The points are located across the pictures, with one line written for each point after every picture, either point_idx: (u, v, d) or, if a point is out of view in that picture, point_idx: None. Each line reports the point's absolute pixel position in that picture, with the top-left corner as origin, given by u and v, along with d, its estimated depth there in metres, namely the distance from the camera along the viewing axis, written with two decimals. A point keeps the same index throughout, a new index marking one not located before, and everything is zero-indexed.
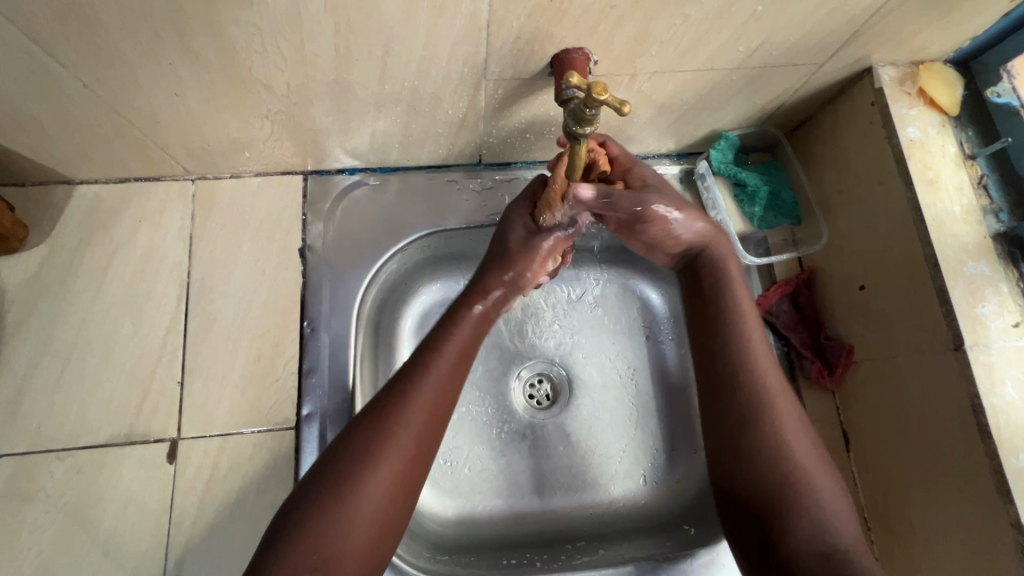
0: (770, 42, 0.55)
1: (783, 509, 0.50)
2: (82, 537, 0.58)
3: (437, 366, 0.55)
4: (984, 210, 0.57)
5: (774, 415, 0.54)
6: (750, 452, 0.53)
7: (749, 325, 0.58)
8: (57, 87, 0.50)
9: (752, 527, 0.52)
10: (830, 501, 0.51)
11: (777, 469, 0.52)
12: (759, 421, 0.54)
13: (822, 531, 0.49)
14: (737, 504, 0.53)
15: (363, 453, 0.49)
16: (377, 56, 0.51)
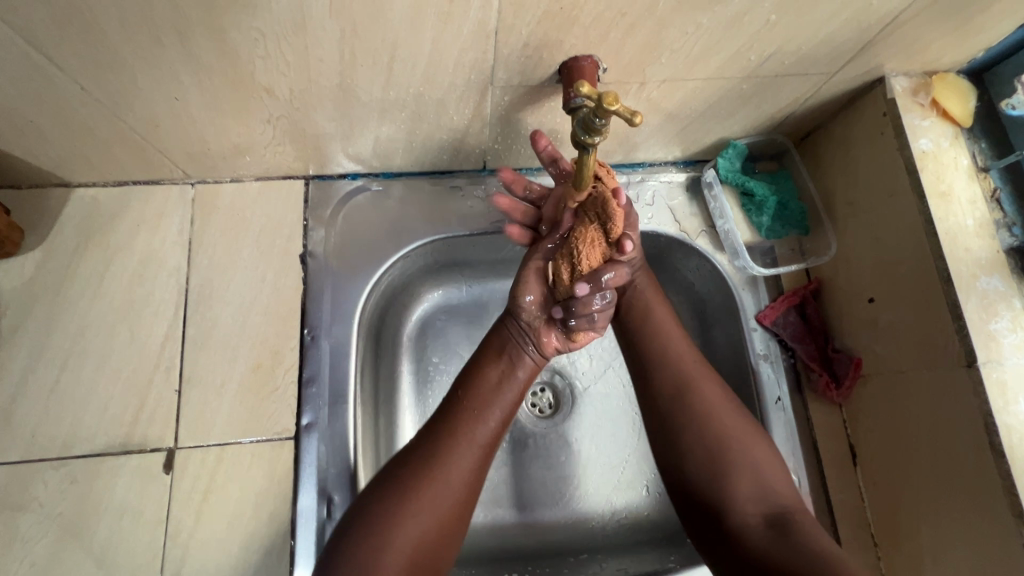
0: (782, 51, 0.54)
1: (730, 490, 0.56)
2: (75, 548, 0.57)
3: (475, 402, 0.57)
4: (997, 224, 0.56)
5: (706, 403, 0.59)
6: (689, 443, 0.58)
7: (669, 331, 0.63)
8: (54, 90, 0.49)
9: (704, 511, 0.56)
10: (767, 470, 0.57)
11: (717, 452, 0.57)
12: (694, 412, 0.58)
13: (765, 499, 0.55)
14: (687, 492, 0.58)
15: (408, 486, 0.52)
16: (382, 62, 0.50)
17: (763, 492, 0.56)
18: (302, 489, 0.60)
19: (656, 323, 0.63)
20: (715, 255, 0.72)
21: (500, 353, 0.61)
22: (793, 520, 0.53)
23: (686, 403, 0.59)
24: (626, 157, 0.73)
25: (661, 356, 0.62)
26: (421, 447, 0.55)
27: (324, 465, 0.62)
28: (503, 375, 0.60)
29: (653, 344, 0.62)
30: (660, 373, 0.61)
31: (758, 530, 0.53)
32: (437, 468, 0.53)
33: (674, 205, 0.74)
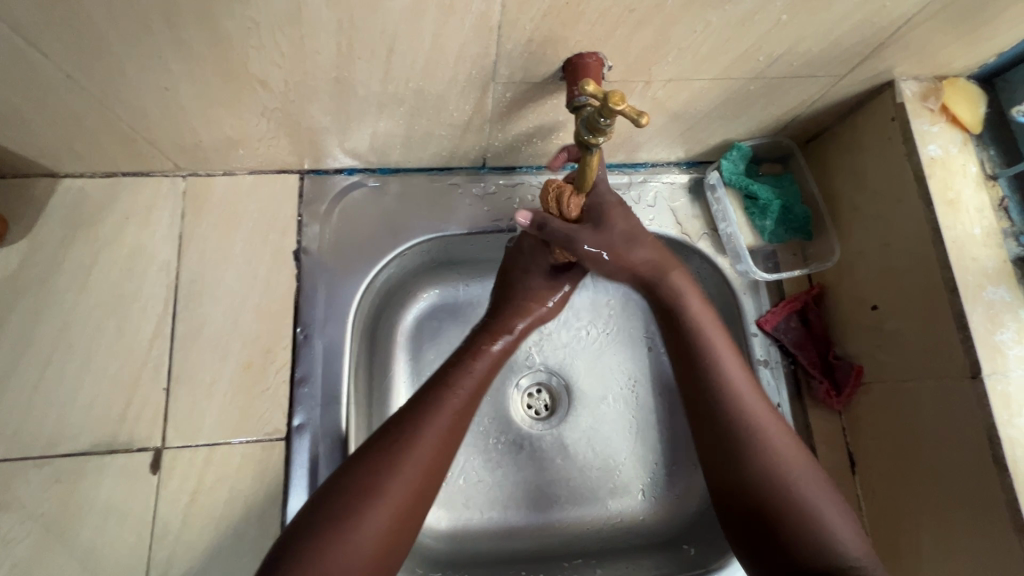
0: (792, 52, 0.52)
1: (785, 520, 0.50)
2: (58, 550, 0.55)
3: (420, 416, 0.54)
4: (1004, 233, 0.55)
5: (770, 443, 0.53)
6: (757, 490, 0.51)
7: (731, 368, 0.56)
8: (39, 78, 0.47)
9: (765, 558, 0.51)
10: (831, 515, 0.51)
11: (786, 499, 0.50)
12: (754, 453, 0.52)
13: (826, 544, 0.49)
14: (746, 535, 0.52)
15: (344, 517, 0.47)
16: (380, 55, 0.48)
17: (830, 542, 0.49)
18: (293, 492, 0.59)
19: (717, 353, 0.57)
20: (716, 258, 0.71)
21: (466, 370, 0.59)
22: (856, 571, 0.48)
23: (753, 447, 0.53)
24: (628, 157, 0.72)
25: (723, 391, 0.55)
26: (355, 465, 0.50)
27: (315, 467, 0.61)
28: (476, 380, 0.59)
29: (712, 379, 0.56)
30: (719, 409, 0.55)
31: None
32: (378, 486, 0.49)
33: (676, 206, 0.73)
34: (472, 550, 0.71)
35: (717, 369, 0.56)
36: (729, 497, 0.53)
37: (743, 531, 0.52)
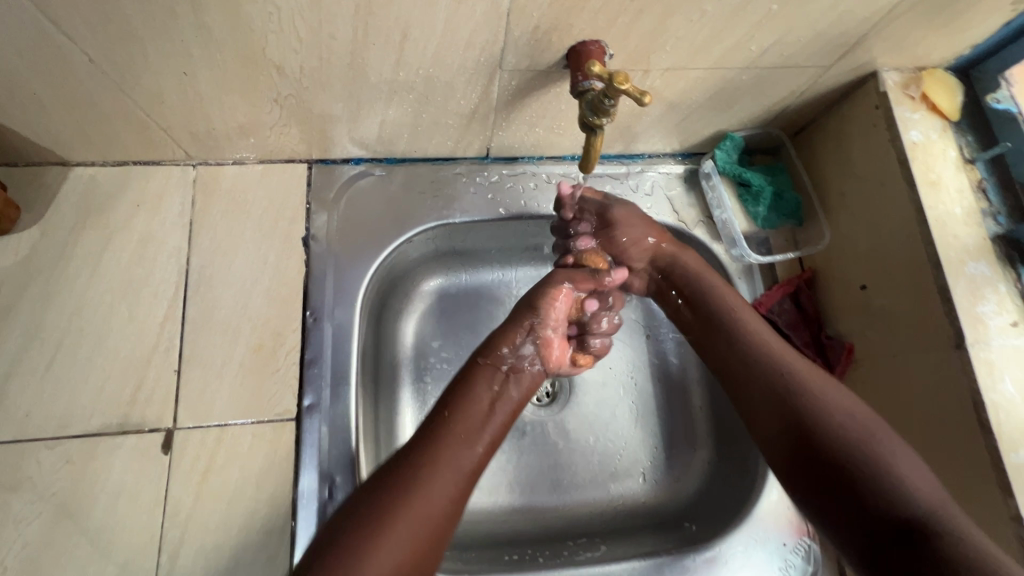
0: (781, 42, 0.55)
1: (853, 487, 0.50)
2: (69, 529, 0.56)
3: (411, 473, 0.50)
4: (983, 213, 0.59)
5: (835, 417, 0.53)
6: (830, 465, 0.51)
7: (805, 368, 0.58)
8: (61, 60, 0.49)
9: (844, 532, 0.49)
10: (910, 479, 0.48)
11: (864, 470, 0.50)
12: (826, 429, 0.53)
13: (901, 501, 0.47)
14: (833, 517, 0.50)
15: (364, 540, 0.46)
16: (393, 41, 0.50)
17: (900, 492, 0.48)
18: (303, 470, 0.60)
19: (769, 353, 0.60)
20: (712, 244, 0.74)
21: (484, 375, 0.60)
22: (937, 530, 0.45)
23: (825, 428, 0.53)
24: (626, 148, 0.75)
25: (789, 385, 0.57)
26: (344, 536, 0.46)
27: (326, 447, 0.62)
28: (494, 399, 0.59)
29: (769, 377, 0.58)
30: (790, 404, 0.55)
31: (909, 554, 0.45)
32: (366, 552, 0.45)
33: (672, 195, 0.76)
34: (479, 533, 0.72)
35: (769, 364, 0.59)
36: (817, 481, 0.52)
37: (827, 515, 0.51)
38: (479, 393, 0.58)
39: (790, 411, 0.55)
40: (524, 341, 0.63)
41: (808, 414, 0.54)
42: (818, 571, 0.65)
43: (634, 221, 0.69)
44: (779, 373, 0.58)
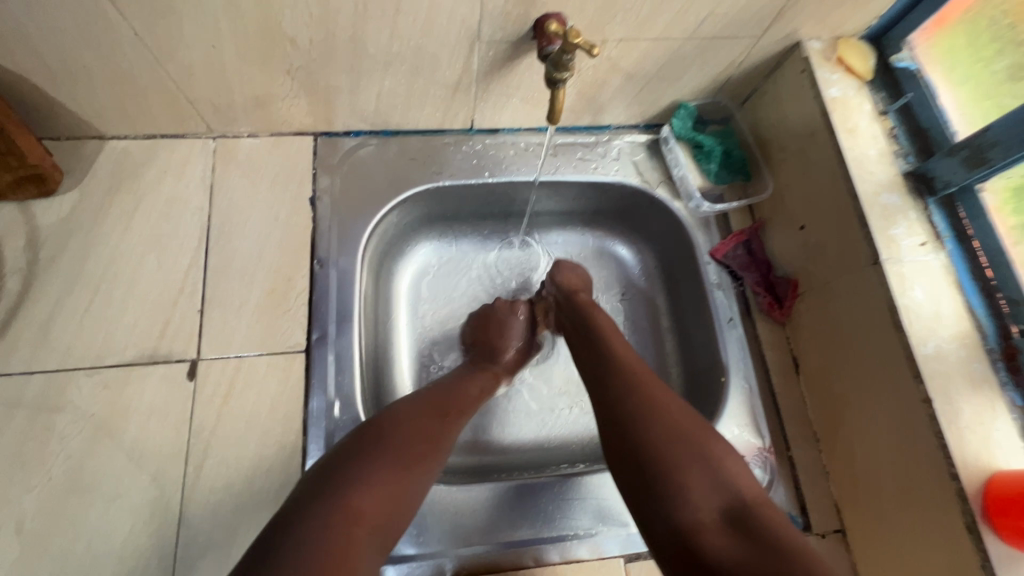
0: (714, 14, 0.66)
1: (679, 479, 0.50)
2: (107, 444, 0.63)
3: (413, 420, 0.57)
4: (895, 154, 0.69)
5: (683, 412, 0.55)
6: (657, 460, 0.51)
7: (646, 375, 0.60)
8: (112, 34, 0.59)
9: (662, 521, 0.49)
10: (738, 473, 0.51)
11: (690, 464, 0.51)
12: (655, 427, 0.54)
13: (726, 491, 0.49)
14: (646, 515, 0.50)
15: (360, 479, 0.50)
16: (388, 14, 0.61)
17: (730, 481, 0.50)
18: (313, 394, 0.68)
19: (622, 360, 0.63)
20: (672, 202, 0.84)
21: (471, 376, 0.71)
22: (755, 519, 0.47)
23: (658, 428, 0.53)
24: (594, 120, 0.85)
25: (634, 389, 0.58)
26: (349, 464, 0.51)
27: (333, 375, 0.70)
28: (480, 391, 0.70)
29: (619, 378, 0.60)
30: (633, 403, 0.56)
31: (733, 545, 0.45)
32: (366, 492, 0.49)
33: (637, 160, 0.86)
34: (473, 464, 0.79)
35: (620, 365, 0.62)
36: (639, 477, 0.52)
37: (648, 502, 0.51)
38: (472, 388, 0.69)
39: (625, 410, 0.56)
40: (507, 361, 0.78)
41: (639, 408, 0.55)
42: (775, 481, 0.70)
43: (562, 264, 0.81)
44: (622, 377, 0.60)
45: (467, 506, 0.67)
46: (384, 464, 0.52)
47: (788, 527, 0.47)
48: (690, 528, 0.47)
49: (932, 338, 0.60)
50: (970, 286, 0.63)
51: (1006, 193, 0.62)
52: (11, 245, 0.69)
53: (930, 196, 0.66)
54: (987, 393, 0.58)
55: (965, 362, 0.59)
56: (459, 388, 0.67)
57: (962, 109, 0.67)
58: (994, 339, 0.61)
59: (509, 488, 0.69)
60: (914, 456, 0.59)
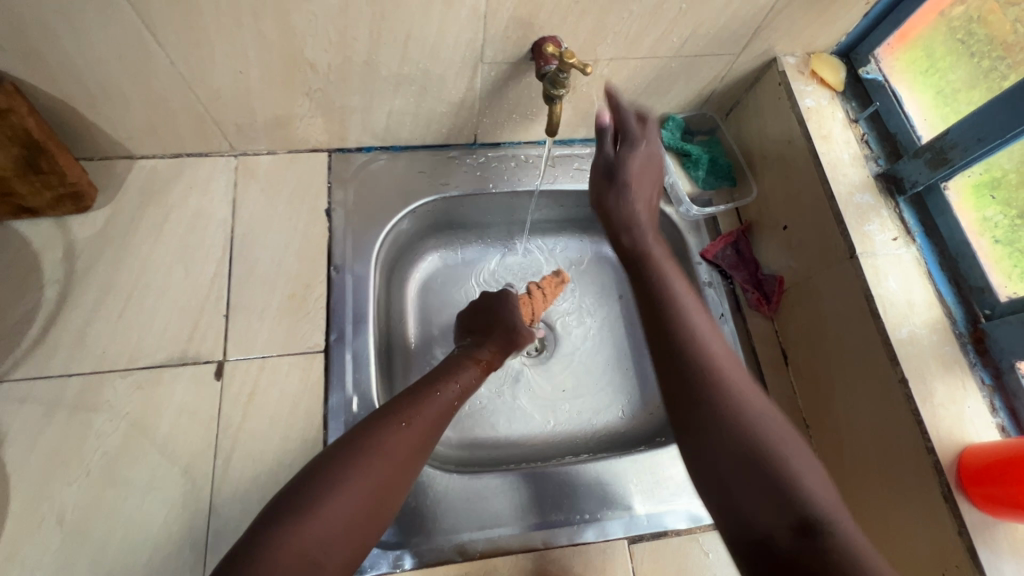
0: (696, 34, 0.72)
1: (757, 485, 0.52)
2: (141, 440, 0.67)
3: (367, 442, 0.58)
4: (867, 157, 0.75)
5: (754, 409, 0.56)
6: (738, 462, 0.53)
7: (733, 376, 0.59)
8: (150, 63, 0.65)
9: (740, 525, 0.52)
10: (813, 482, 0.52)
11: (767, 472, 0.52)
12: (736, 426, 0.55)
13: (799, 501, 0.50)
14: (736, 526, 0.52)
15: (308, 507, 0.52)
16: (400, 40, 0.67)
17: (802, 489, 0.51)
18: (332, 390, 0.73)
19: (700, 342, 0.62)
20: (665, 207, 0.88)
21: (446, 377, 0.69)
22: (828, 531, 0.48)
23: (757, 450, 0.53)
24: (589, 133, 0.91)
25: (730, 401, 0.57)
26: (287, 502, 0.53)
27: (350, 372, 0.74)
28: (456, 397, 0.68)
29: (699, 369, 0.59)
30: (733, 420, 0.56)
31: (807, 557, 0.47)
32: (311, 518, 0.51)
33: None
34: (484, 456, 0.83)
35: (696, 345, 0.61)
36: (719, 475, 0.54)
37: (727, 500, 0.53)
38: (443, 392, 0.67)
39: (704, 404, 0.57)
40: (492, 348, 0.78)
41: (719, 405, 0.57)
42: None
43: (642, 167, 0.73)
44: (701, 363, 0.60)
45: (479, 493, 0.71)
46: (330, 493, 0.53)
47: (860, 542, 0.47)
48: (765, 536, 0.50)
49: (906, 324, 0.65)
50: (939, 274, 0.68)
51: (969, 189, 0.67)
52: (50, 258, 0.74)
53: (900, 195, 0.72)
54: (958, 373, 0.63)
55: (937, 345, 0.64)
56: (428, 396, 0.65)
57: (925, 115, 0.73)
58: (963, 323, 0.66)
59: (519, 476, 0.73)
60: (894, 434, 0.64)
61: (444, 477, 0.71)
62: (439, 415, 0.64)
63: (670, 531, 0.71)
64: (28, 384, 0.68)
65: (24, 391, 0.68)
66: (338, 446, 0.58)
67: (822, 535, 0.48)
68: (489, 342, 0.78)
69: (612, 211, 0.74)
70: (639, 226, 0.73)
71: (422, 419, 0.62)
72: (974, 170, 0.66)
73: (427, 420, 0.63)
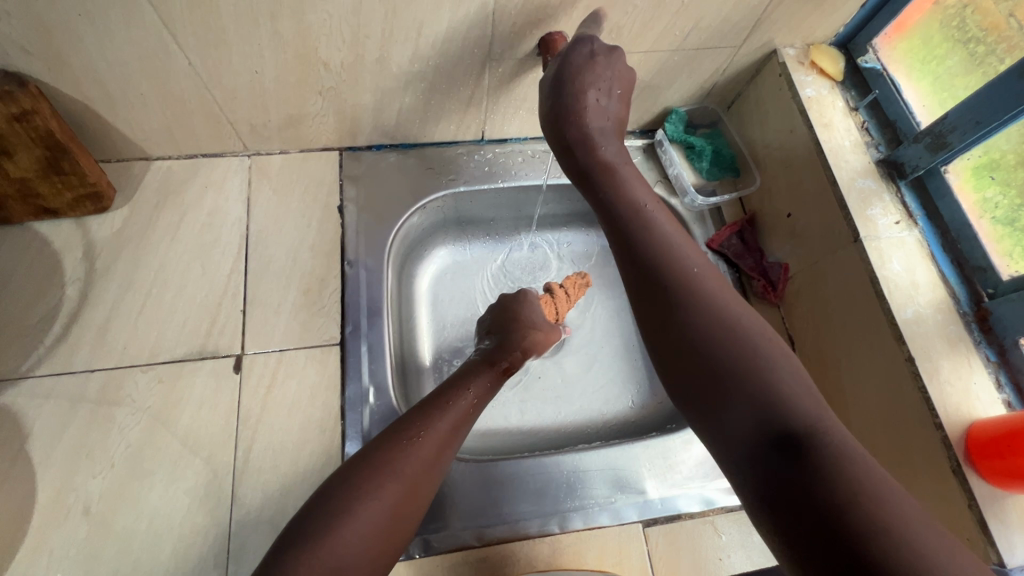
0: (697, 28, 0.74)
1: (731, 395, 0.46)
2: (162, 433, 0.69)
3: (377, 462, 0.57)
4: (868, 144, 0.77)
5: (727, 319, 0.51)
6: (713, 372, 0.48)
7: (704, 284, 0.54)
8: (169, 65, 0.67)
9: (723, 439, 0.46)
10: (797, 389, 0.45)
11: (742, 381, 0.46)
12: (706, 334, 0.50)
13: (779, 409, 0.44)
14: (719, 442, 0.46)
15: (321, 534, 0.51)
16: (411, 38, 0.69)
17: (783, 396, 0.45)
18: (349, 381, 0.74)
19: (672, 253, 0.57)
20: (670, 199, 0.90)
21: (459, 387, 0.69)
22: (814, 439, 0.41)
23: (732, 359, 0.48)
24: None
25: (711, 312, 0.51)
26: (300, 529, 0.52)
27: (366, 363, 0.76)
28: (470, 408, 0.67)
29: (671, 280, 0.54)
30: (715, 330, 0.50)
31: (788, 467, 0.41)
32: (326, 545, 0.50)
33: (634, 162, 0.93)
34: (497, 446, 0.84)
35: (668, 257, 0.56)
36: (696, 389, 0.49)
37: (707, 414, 0.48)
38: (455, 405, 0.66)
39: (678, 316, 0.52)
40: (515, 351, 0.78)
41: (689, 313, 0.52)
42: None
43: (579, 69, 0.63)
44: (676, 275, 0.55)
45: (495, 481, 0.72)
46: (344, 518, 0.52)
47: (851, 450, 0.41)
48: (746, 450, 0.44)
49: (911, 304, 0.66)
50: (942, 256, 0.70)
51: (968, 172, 0.68)
52: (70, 257, 0.76)
53: (901, 179, 0.74)
54: (963, 351, 0.64)
55: (942, 324, 0.65)
56: (438, 408, 0.64)
57: (923, 100, 0.75)
58: (967, 303, 0.67)
59: (534, 464, 0.74)
60: (902, 412, 0.65)
61: (461, 465, 0.72)
62: (453, 428, 0.64)
63: (683, 514, 0.72)
64: (52, 380, 0.70)
65: (48, 387, 0.69)
66: (347, 468, 0.57)
67: (806, 444, 0.41)
68: (513, 348, 0.78)
69: (564, 126, 0.65)
70: (591, 137, 0.65)
71: (433, 434, 0.61)
72: (974, 153, 0.67)
73: (438, 433, 0.61)
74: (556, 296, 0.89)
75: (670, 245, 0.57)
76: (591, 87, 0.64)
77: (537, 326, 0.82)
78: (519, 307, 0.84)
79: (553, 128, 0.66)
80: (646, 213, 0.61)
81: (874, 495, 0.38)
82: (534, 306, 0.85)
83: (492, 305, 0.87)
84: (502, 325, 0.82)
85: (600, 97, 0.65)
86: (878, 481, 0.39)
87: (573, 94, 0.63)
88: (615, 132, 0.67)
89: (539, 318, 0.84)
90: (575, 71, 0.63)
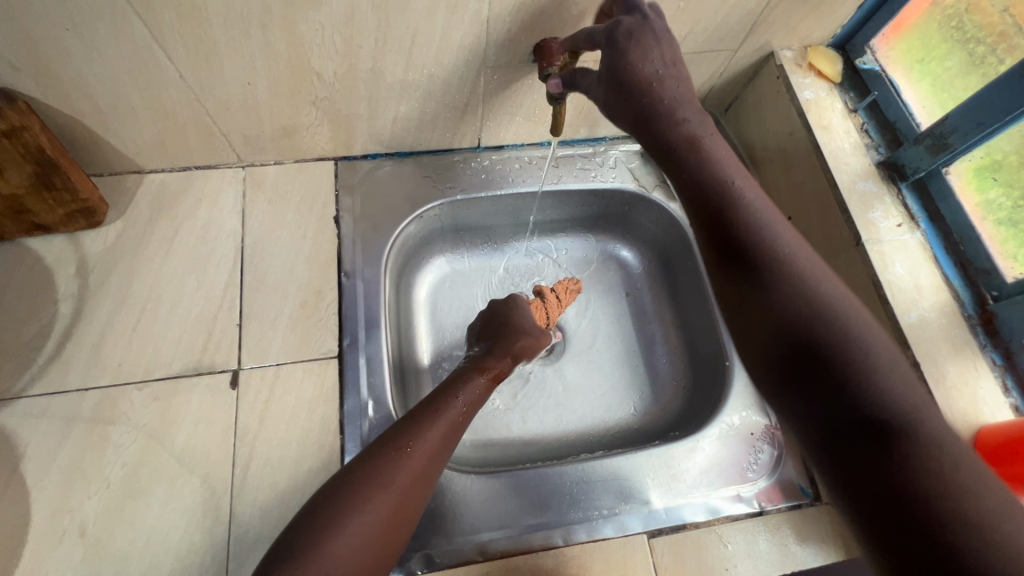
0: (693, 31, 0.73)
1: (824, 381, 0.49)
2: (159, 451, 0.68)
3: (368, 474, 0.56)
4: (868, 146, 0.76)
5: (822, 303, 0.52)
6: (806, 356, 0.51)
7: (798, 264, 0.54)
8: (158, 78, 0.66)
9: (810, 419, 0.49)
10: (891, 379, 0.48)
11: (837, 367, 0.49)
12: (801, 321, 0.52)
13: (874, 401, 0.47)
14: (806, 423, 0.50)
15: (309, 549, 0.50)
16: (405, 46, 0.68)
17: (878, 387, 0.47)
18: (348, 395, 0.73)
19: (764, 231, 0.57)
20: (669, 204, 0.91)
21: (449, 394, 0.68)
22: (905, 431, 0.45)
23: (826, 347, 0.50)
24: (591, 132, 0.93)
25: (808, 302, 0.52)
26: (290, 545, 0.51)
27: (364, 376, 0.75)
28: (461, 415, 0.66)
29: (762, 262, 0.55)
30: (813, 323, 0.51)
31: (874, 455, 0.45)
32: (313, 560, 0.49)
33: (633, 167, 0.93)
34: (500, 456, 0.84)
35: (761, 235, 0.56)
36: (786, 370, 0.52)
37: (797, 396, 0.51)
38: (445, 413, 0.64)
39: (769, 300, 0.54)
40: (503, 357, 0.76)
41: (780, 297, 0.53)
42: (783, 456, 0.76)
43: (638, 33, 0.58)
44: (769, 258, 0.55)
45: (497, 493, 0.71)
46: (332, 532, 0.51)
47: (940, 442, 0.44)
48: (832, 434, 0.48)
49: (915, 308, 0.65)
50: (945, 258, 0.69)
51: (970, 173, 0.68)
52: (63, 273, 0.75)
53: (902, 181, 0.73)
54: (968, 355, 0.64)
55: (947, 328, 0.65)
56: (428, 417, 0.63)
57: (923, 101, 0.74)
58: (971, 306, 0.67)
59: (536, 474, 0.73)
60: None
61: (462, 477, 0.71)
62: (444, 437, 0.62)
63: (688, 524, 0.71)
64: (45, 399, 0.69)
65: (41, 407, 0.68)
66: (336, 481, 0.56)
67: (895, 437, 0.45)
68: (501, 355, 0.77)
69: (630, 92, 0.59)
70: (668, 104, 0.60)
71: (423, 444, 0.60)
72: (975, 154, 0.66)
73: (428, 442, 0.60)
74: (546, 300, 0.89)
75: (768, 233, 0.56)
76: (657, 52, 0.58)
77: (528, 331, 0.81)
78: (509, 312, 0.83)
79: (617, 109, 0.61)
80: (739, 195, 0.58)
81: (962, 486, 0.42)
82: (525, 312, 0.84)
83: (485, 310, 0.86)
84: (493, 331, 0.81)
85: (660, 68, 0.59)
86: (968, 472, 0.42)
87: (640, 59, 0.58)
88: (690, 100, 0.61)
89: (527, 323, 0.82)
90: (634, 35, 0.58)
